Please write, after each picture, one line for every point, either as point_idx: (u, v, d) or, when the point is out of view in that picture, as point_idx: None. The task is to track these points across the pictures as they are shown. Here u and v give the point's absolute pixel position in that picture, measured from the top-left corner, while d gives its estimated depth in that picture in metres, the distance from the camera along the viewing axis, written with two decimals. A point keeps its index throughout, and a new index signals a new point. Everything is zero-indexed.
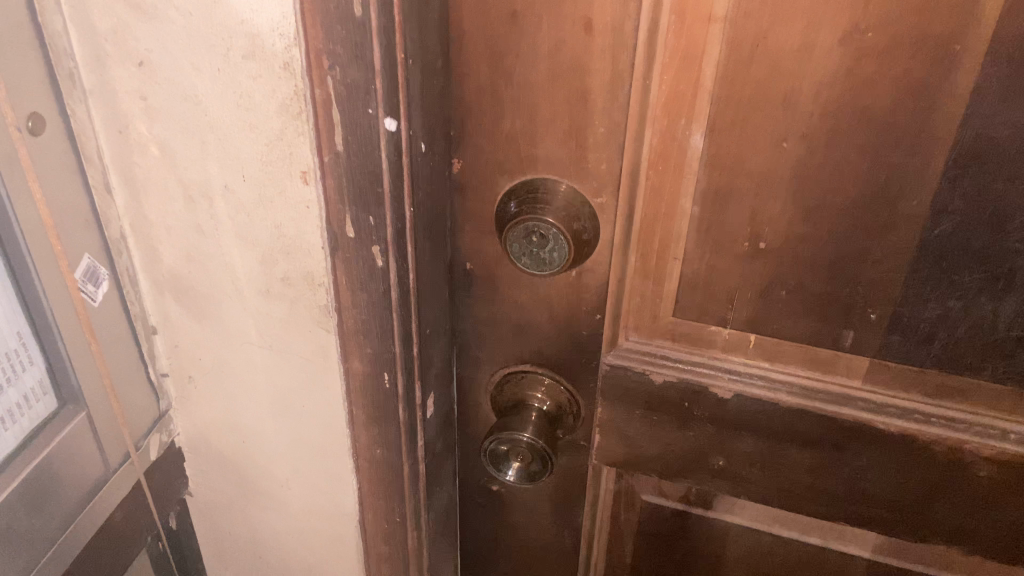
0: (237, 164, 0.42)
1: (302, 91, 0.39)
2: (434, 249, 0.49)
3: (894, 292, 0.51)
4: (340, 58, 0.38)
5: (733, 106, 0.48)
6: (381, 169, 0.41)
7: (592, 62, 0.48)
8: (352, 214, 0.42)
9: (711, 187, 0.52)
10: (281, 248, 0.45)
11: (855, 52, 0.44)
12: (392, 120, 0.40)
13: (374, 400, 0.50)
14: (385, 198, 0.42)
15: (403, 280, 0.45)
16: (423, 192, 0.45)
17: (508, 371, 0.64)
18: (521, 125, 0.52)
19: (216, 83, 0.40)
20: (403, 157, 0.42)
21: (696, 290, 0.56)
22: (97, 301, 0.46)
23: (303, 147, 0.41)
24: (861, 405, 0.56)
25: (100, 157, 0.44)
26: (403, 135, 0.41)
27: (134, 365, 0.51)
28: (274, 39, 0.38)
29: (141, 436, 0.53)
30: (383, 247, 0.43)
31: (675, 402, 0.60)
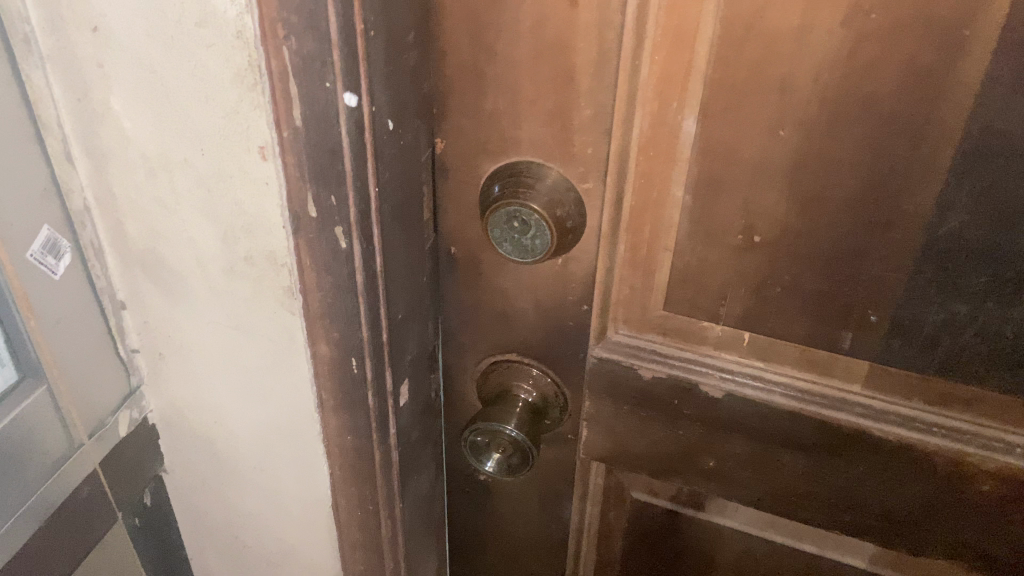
0: (195, 137, 0.41)
1: (257, 61, 0.37)
2: (408, 231, 0.47)
3: (895, 294, 0.48)
4: (295, 27, 0.35)
5: (727, 90, 0.45)
6: (341, 147, 0.38)
7: (577, 40, 0.46)
8: (313, 193, 0.40)
9: (703, 175, 0.49)
10: (243, 226, 0.43)
11: (856, 35, 0.41)
12: (352, 96, 0.37)
13: (343, 386, 0.48)
14: (346, 179, 0.39)
15: (369, 264, 0.43)
16: (393, 172, 0.43)
17: (495, 359, 0.62)
18: (504, 104, 0.50)
19: (170, 50, 0.38)
20: (365, 135, 0.39)
21: (686, 284, 0.54)
22: (58, 273, 0.46)
23: (262, 120, 0.39)
24: (858, 411, 0.53)
25: (59, 125, 0.43)
26: (365, 113, 0.38)
27: (99, 341, 0.51)
28: (226, 5, 0.35)
29: (110, 411, 0.53)
30: (345, 229, 0.41)
31: (665, 399, 0.58)
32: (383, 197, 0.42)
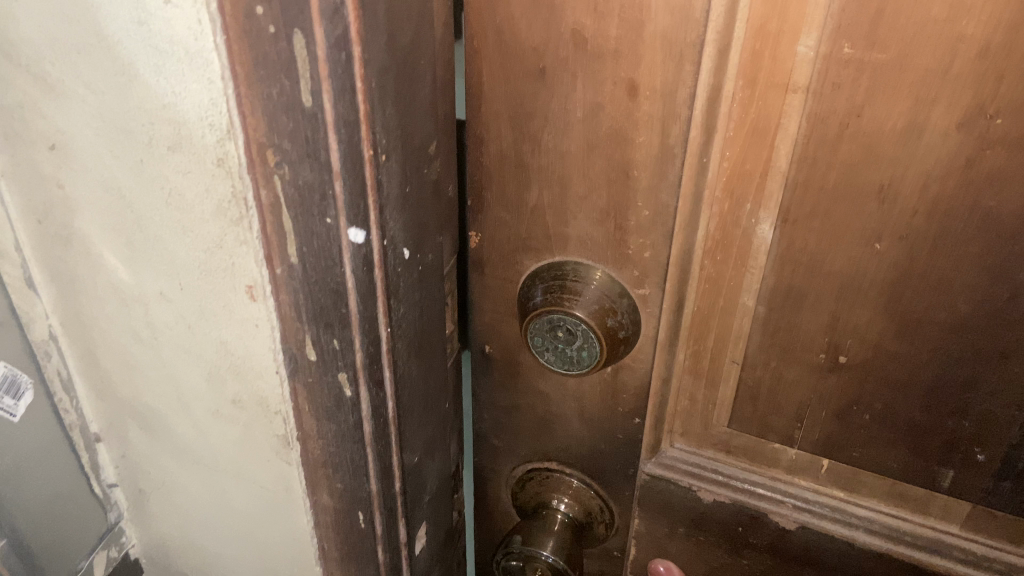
0: (174, 268, 0.39)
1: (241, 192, 0.34)
2: (427, 365, 0.44)
3: (1010, 433, 0.41)
4: (288, 154, 0.32)
5: (816, 194, 0.38)
6: (345, 286, 0.36)
7: (636, 132, 0.39)
8: (313, 334, 0.38)
9: (781, 285, 0.42)
10: (229, 359, 0.42)
11: (976, 142, 0.34)
12: (359, 231, 0.34)
13: (350, 536, 0.47)
14: (351, 320, 0.37)
15: (377, 410, 0.41)
16: (411, 304, 0.40)
17: (532, 468, 0.55)
18: (549, 199, 0.43)
19: (146, 173, 0.36)
20: (375, 271, 0.36)
21: (757, 401, 0.47)
22: (18, 413, 0.46)
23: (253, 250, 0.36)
24: (956, 555, 0.45)
25: (17, 250, 0.43)
26: (374, 247, 0.35)
27: (74, 479, 0.52)
28: (205, 129, 0.33)
29: (85, 551, 0.54)
30: (350, 374, 0.39)
31: (727, 524, 0.51)
32: (396, 335, 0.39)
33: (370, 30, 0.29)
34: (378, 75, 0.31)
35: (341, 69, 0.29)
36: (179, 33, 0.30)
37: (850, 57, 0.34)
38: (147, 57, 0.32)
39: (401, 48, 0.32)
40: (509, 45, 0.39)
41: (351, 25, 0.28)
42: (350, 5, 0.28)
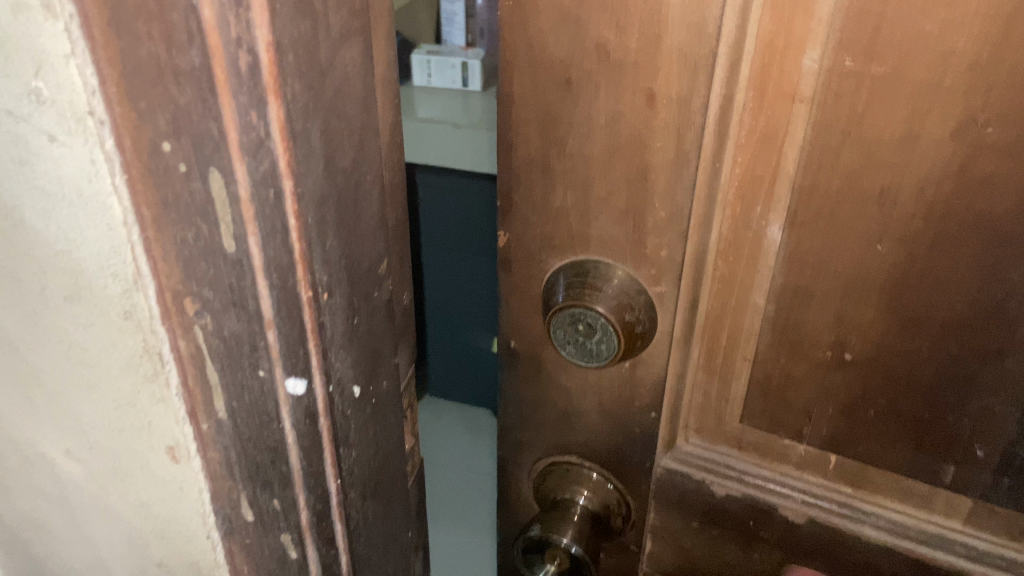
0: (93, 407, 0.43)
1: (153, 345, 0.37)
2: (383, 508, 0.47)
3: (1007, 430, 0.43)
4: (210, 303, 0.34)
5: (821, 198, 0.41)
6: (283, 443, 0.38)
7: (653, 138, 0.42)
8: (252, 492, 0.41)
9: (789, 285, 0.45)
10: (155, 494, 0.45)
11: (969, 148, 0.37)
12: (297, 381, 0.36)
13: None
14: (292, 478, 0.39)
15: (328, 567, 0.44)
16: (363, 447, 0.42)
17: (552, 461, 0.58)
18: (573, 200, 0.47)
19: (58, 316, 0.40)
20: (318, 420, 0.38)
21: (766, 398, 0.49)
22: None
23: (174, 407, 0.39)
24: (958, 550, 0.47)
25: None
26: (315, 396, 0.37)
27: None
28: (110, 280, 0.36)
29: None
30: (294, 535, 0.42)
31: (739, 518, 0.53)
32: (347, 484, 0.42)
33: (303, 160, 0.31)
34: (315, 204, 0.32)
35: (268, 206, 0.31)
36: (67, 171, 0.33)
37: (851, 70, 0.37)
38: (46, 208, 0.35)
39: (339, 171, 0.34)
40: (539, 57, 0.42)
41: (280, 158, 0.30)
42: (277, 138, 0.29)
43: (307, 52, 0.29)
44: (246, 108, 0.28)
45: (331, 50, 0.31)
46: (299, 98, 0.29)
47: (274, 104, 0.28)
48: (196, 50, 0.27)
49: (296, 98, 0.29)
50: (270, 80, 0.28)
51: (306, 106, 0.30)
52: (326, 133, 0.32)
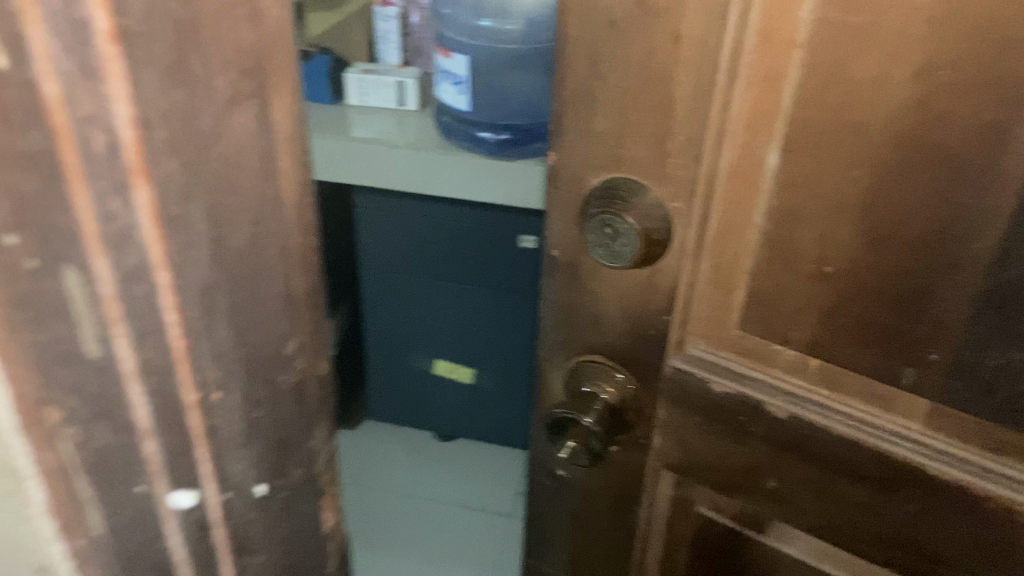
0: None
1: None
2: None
3: (956, 335, 0.51)
4: (72, 405, 0.33)
5: (810, 129, 0.50)
6: (172, 558, 0.39)
7: (677, 74, 0.52)
8: None
9: (783, 206, 0.54)
10: None
11: (927, 88, 0.45)
12: (182, 495, 0.38)
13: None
14: None
15: None
16: (263, 528, 0.43)
17: (583, 360, 0.68)
18: (611, 126, 0.57)
19: None
20: (212, 528, 0.40)
21: (761, 307, 0.58)
22: None
23: (37, 526, 0.35)
24: (914, 447, 0.55)
25: None
26: (208, 504, 0.39)
27: None
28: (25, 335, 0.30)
29: None
30: None
31: (733, 414, 0.62)
32: None
33: (183, 249, 0.32)
34: (200, 294, 0.33)
35: (139, 300, 0.32)
36: None
37: (836, 21, 0.46)
38: None
39: (235, 250, 0.34)
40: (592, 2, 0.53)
41: (150, 248, 0.31)
42: (147, 220, 0.30)
43: (183, 127, 0.30)
44: (107, 195, 0.29)
45: (218, 116, 0.31)
46: (173, 177, 0.30)
47: (143, 184, 0.29)
48: (39, 132, 0.27)
49: (170, 178, 0.30)
50: (139, 161, 0.29)
51: (186, 185, 0.31)
52: (214, 213, 0.33)
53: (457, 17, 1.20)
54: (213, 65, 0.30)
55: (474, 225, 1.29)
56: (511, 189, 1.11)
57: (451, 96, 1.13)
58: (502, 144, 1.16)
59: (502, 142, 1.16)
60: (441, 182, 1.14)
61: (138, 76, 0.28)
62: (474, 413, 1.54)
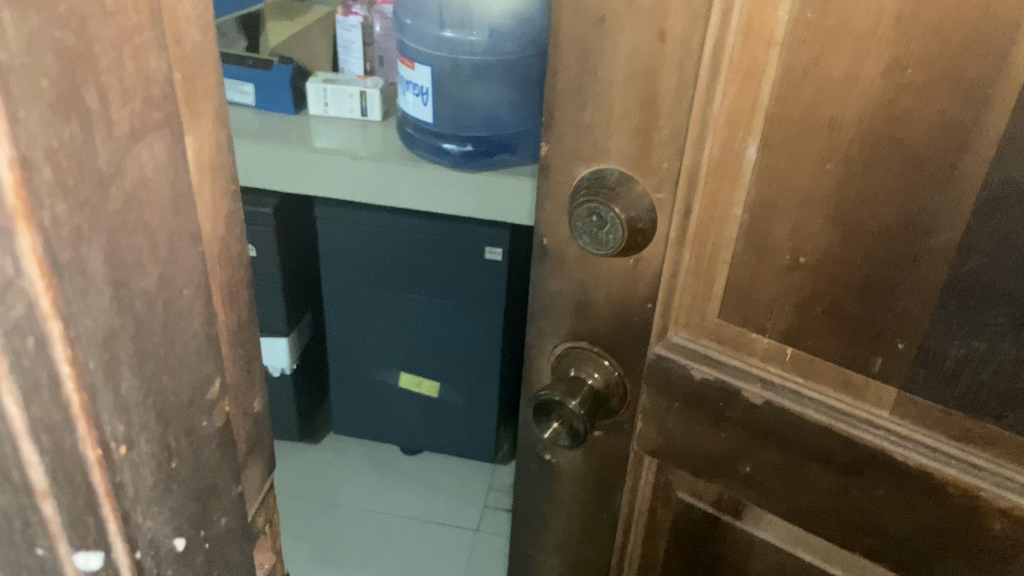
0: None
1: None
2: None
3: (922, 325, 0.53)
4: None
5: (786, 124, 0.53)
6: None
7: (661, 70, 0.55)
8: None
9: (760, 198, 0.56)
10: None
11: (895, 86, 0.48)
12: (83, 555, 0.36)
13: None
14: None
15: None
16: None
17: (570, 345, 0.71)
18: (599, 119, 0.59)
19: None
20: None
21: (739, 296, 0.61)
22: None
23: None
24: (882, 434, 0.57)
25: None
26: (117, 565, 0.38)
27: None
28: None
29: None
30: None
31: (711, 400, 0.65)
32: None
33: (77, 297, 0.30)
34: (100, 343, 0.32)
35: (26, 356, 0.30)
36: None
37: (811, 21, 0.49)
38: None
39: (138, 293, 0.33)
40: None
41: (41, 299, 0.29)
42: (33, 274, 0.28)
43: (74, 165, 0.28)
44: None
45: (117, 151, 0.30)
46: (63, 222, 0.28)
47: (25, 236, 0.27)
48: None
49: (59, 224, 0.28)
50: (18, 206, 0.27)
51: (78, 231, 0.29)
52: (113, 257, 0.31)
53: (419, 27, 1.38)
54: (110, 95, 0.29)
55: (432, 240, 1.53)
56: (500, 202, 1.33)
57: (417, 107, 1.33)
58: (468, 155, 1.37)
59: (468, 155, 1.37)
60: (397, 188, 1.36)
61: (17, 112, 0.26)
62: (438, 416, 1.80)
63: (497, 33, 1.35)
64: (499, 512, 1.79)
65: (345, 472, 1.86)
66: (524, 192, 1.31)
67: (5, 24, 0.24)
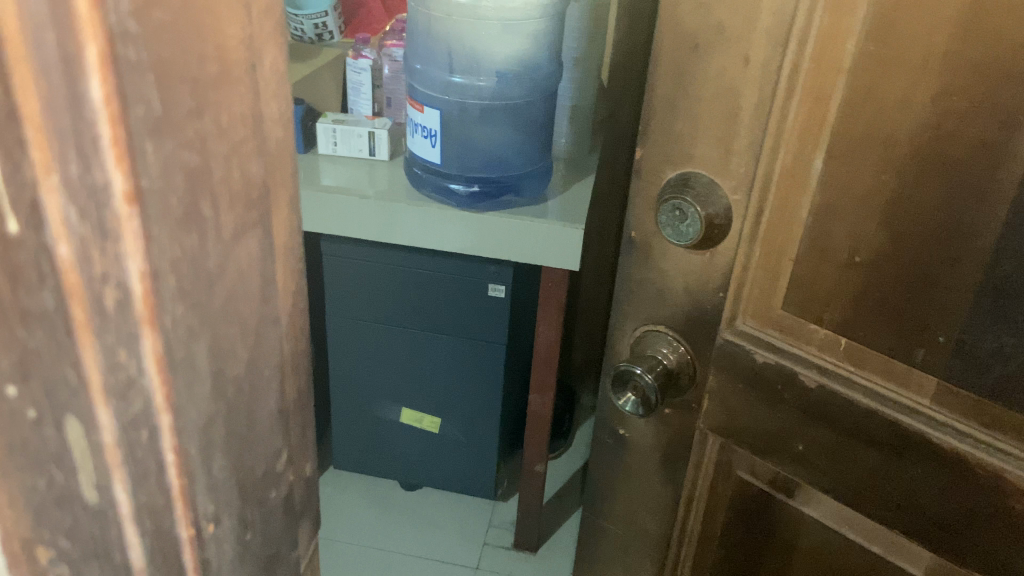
0: None
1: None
2: None
3: (959, 319, 0.61)
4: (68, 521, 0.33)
5: (848, 139, 0.62)
6: None
7: (743, 88, 0.65)
8: None
9: (824, 204, 0.65)
10: None
11: (942, 110, 0.57)
12: None
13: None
14: None
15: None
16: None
17: (648, 328, 0.81)
18: (687, 128, 0.70)
19: None
20: None
21: (801, 290, 0.69)
22: None
23: None
24: (922, 418, 0.65)
25: None
26: None
27: None
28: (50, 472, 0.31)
29: None
30: None
31: (771, 383, 0.73)
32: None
33: (185, 390, 0.33)
34: (200, 430, 0.35)
35: (139, 446, 0.32)
36: None
37: (873, 53, 0.59)
38: None
39: (232, 377, 0.36)
40: (681, 29, 0.68)
41: (158, 388, 0.32)
42: (151, 366, 0.31)
43: (189, 271, 0.32)
44: (113, 346, 0.29)
45: (224, 250, 0.34)
46: (181, 322, 0.32)
47: (150, 335, 0.30)
48: (48, 291, 0.27)
49: (177, 323, 0.32)
50: (146, 311, 0.30)
51: (188, 326, 0.32)
52: (215, 347, 0.34)
53: (429, 73, 1.36)
54: (221, 204, 0.33)
55: (432, 278, 1.50)
56: (541, 246, 1.27)
57: (425, 148, 1.27)
58: (474, 198, 1.33)
59: (474, 198, 1.32)
60: (401, 226, 1.31)
61: (150, 229, 0.29)
62: (439, 456, 1.79)
63: (506, 78, 1.33)
64: (500, 549, 1.78)
65: (343, 508, 1.84)
66: (570, 241, 1.26)
67: (145, 152, 0.28)
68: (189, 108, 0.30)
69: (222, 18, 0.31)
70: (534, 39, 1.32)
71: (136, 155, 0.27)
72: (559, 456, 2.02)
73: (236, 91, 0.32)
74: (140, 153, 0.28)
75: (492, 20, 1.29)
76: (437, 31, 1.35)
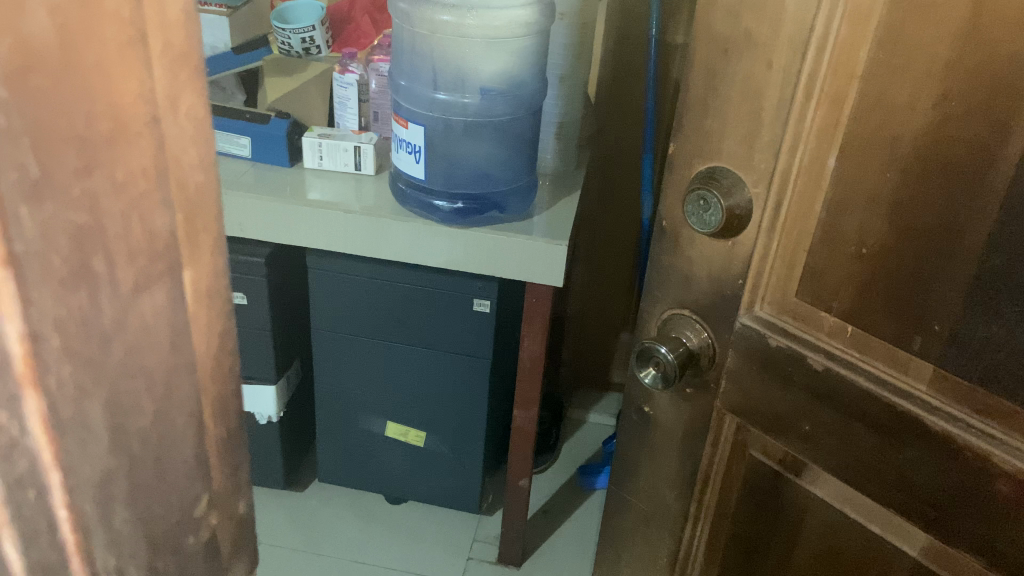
0: None
1: None
2: None
3: (954, 309, 0.66)
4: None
5: (857, 139, 0.68)
6: None
7: (767, 90, 0.72)
8: None
9: (835, 199, 0.71)
10: None
11: (941, 115, 0.62)
12: None
13: None
14: None
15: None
16: None
17: (673, 311, 0.88)
18: (716, 126, 0.77)
19: None
20: None
21: (813, 279, 0.75)
22: None
23: None
24: (918, 402, 0.69)
25: None
26: None
27: None
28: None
29: None
30: None
31: (782, 366, 0.78)
32: None
33: (77, 449, 0.32)
34: (94, 485, 0.33)
35: (28, 507, 0.31)
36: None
37: (882, 62, 0.64)
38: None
39: (134, 432, 0.35)
40: (712, 37, 0.75)
41: (44, 452, 0.30)
42: (38, 428, 0.30)
43: (80, 328, 0.30)
44: None
45: (121, 307, 0.32)
46: (68, 382, 0.30)
47: (33, 397, 0.29)
48: None
49: (64, 382, 0.30)
50: (26, 371, 0.29)
51: (80, 385, 0.31)
52: (113, 403, 0.33)
53: (414, 89, 1.44)
54: (118, 260, 0.31)
55: (422, 292, 1.60)
56: (528, 262, 1.38)
57: (409, 163, 1.39)
58: (459, 212, 1.42)
59: (460, 211, 1.42)
60: (389, 242, 1.42)
61: (29, 293, 0.28)
62: (424, 467, 1.88)
63: (490, 94, 1.41)
64: (483, 563, 1.87)
65: (330, 522, 1.95)
66: (555, 255, 1.37)
67: (20, 219, 0.27)
68: (77, 169, 0.28)
69: (116, 75, 0.29)
70: (517, 57, 1.41)
71: (10, 222, 0.27)
72: (547, 469, 2.14)
73: (134, 146, 0.31)
74: (14, 218, 0.27)
75: (475, 38, 1.38)
76: (422, 49, 1.44)
